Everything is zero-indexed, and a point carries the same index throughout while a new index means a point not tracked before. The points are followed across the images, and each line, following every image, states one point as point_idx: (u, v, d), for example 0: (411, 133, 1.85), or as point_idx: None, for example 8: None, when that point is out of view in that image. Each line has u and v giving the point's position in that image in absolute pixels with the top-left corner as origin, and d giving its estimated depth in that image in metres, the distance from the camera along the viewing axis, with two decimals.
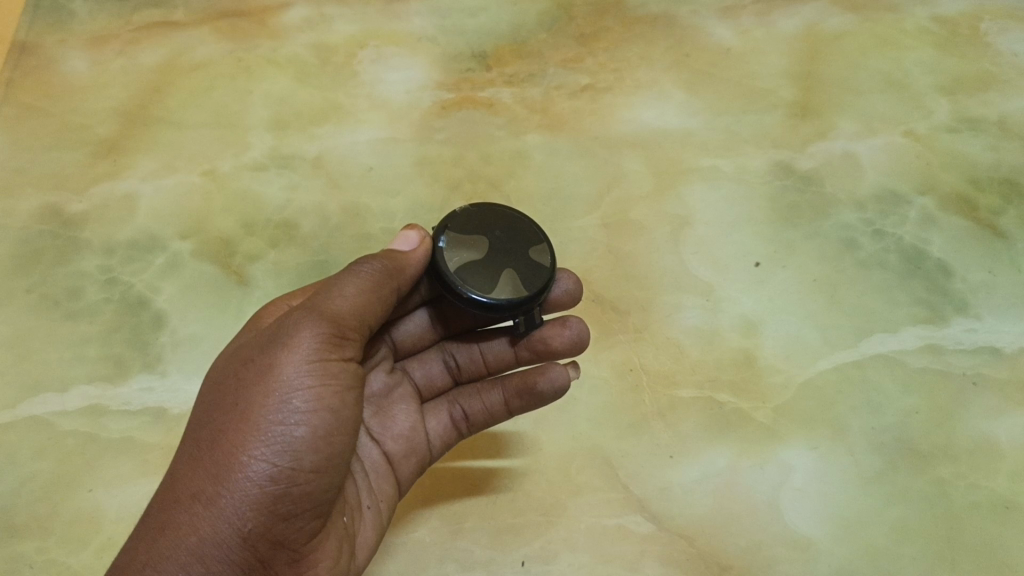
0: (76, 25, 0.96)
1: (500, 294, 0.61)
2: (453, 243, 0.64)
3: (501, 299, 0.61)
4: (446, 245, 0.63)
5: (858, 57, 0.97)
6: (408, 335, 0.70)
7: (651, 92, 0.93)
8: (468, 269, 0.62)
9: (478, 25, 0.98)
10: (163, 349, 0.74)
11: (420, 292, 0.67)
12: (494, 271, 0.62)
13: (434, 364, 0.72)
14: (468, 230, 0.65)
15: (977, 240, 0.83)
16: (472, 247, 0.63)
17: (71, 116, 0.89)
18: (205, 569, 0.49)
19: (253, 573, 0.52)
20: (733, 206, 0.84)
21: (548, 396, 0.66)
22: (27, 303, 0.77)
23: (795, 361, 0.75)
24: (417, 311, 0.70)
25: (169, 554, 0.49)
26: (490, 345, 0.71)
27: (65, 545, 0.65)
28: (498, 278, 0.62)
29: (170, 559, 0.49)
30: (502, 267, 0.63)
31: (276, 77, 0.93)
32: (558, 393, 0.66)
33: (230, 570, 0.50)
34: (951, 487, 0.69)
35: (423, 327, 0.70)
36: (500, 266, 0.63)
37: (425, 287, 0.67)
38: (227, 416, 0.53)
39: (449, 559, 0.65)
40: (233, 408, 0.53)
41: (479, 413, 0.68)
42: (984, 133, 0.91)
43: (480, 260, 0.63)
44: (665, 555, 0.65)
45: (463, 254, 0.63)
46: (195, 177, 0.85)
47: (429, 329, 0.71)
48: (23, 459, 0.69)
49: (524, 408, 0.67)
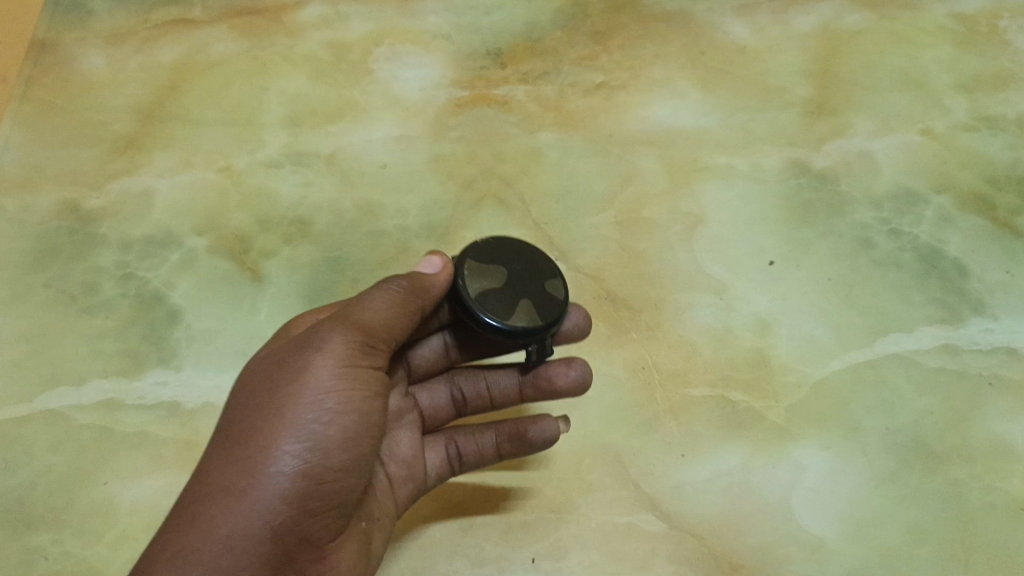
0: (95, 22, 0.97)
1: (515, 322, 0.61)
2: (473, 270, 0.64)
3: (517, 327, 0.61)
4: (468, 272, 0.64)
5: (875, 55, 0.96)
6: (422, 359, 0.71)
7: (666, 90, 0.92)
8: (486, 296, 0.62)
9: (492, 23, 0.98)
10: (178, 343, 0.75)
11: (439, 318, 0.69)
12: (511, 299, 0.63)
13: (441, 392, 0.72)
14: (490, 259, 0.65)
15: (994, 239, 0.82)
16: (492, 276, 0.64)
17: (90, 113, 0.90)
18: (235, 562, 0.49)
19: (279, 569, 0.52)
20: (747, 205, 0.84)
21: (537, 445, 0.67)
22: (45, 298, 0.78)
23: (808, 361, 0.74)
24: (434, 336, 0.71)
25: (197, 546, 0.49)
26: (494, 378, 0.71)
27: (80, 537, 0.66)
28: (513, 307, 0.62)
29: (198, 551, 0.49)
30: (520, 296, 0.63)
31: (292, 75, 0.93)
32: (547, 444, 0.67)
33: (258, 564, 0.50)
34: (966, 488, 0.68)
35: (437, 352, 0.72)
36: (516, 296, 0.63)
37: (445, 313, 0.68)
38: (260, 412, 0.53)
39: (459, 556, 0.65)
40: (267, 405, 0.54)
41: (473, 451, 0.68)
42: (1003, 131, 0.90)
43: (499, 288, 0.63)
44: (676, 554, 0.65)
45: (482, 282, 0.63)
46: (210, 174, 0.86)
47: (443, 354, 0.72)
48: (39, 451, 0.70)
49: (515, 454, 0.68)
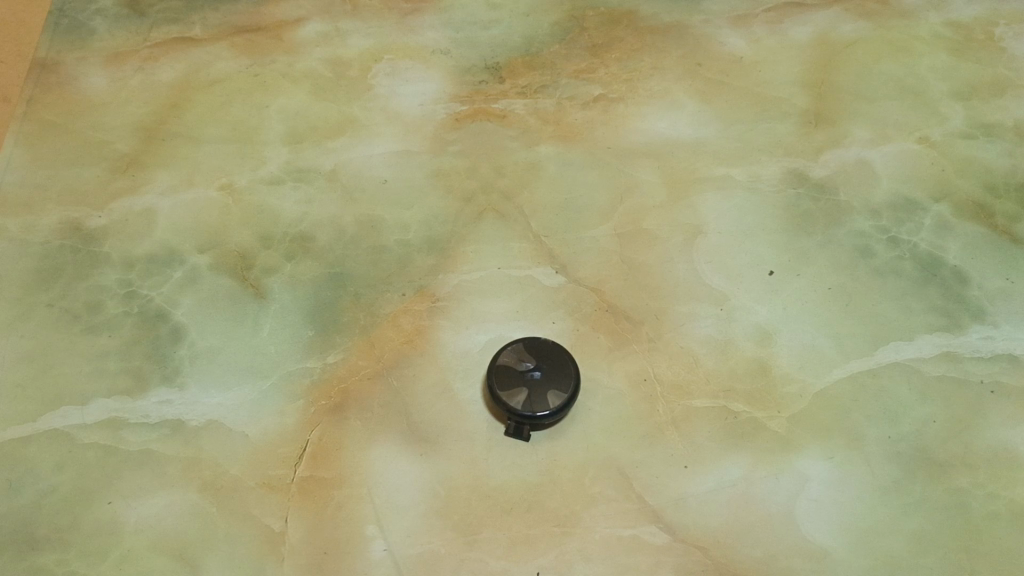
0: (95, 42, 0.98)
1: (555, 402, 0.69)
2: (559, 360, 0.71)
3: (553, 406, 0.69)
4: (554, 355, 0.71)
5: (871, 64, 0.97)
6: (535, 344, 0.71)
7: (663, 101, 0.93)
8: (554, 374, 0.70)
9: (491, 37, 0.99)
10: (182, 361, 0.75)
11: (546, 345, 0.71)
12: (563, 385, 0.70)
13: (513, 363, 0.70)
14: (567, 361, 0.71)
15: (993, 246, 0.82)
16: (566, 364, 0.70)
17: (92, 132, 0.91)
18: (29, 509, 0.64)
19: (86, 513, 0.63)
20: (746, 214, 0.84)
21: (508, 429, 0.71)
22: (48, 317, 0.78)
23: (809, 370, 0.75)
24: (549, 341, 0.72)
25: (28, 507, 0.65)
26: (535, 373, 0.70)
27: (85, 557, 0.66)
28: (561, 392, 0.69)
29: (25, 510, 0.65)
30: (566, 391, 0.69)
31: (292, 92, 0.94)
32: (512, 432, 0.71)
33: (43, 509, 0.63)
34: (970, 497, 0.68)
35: (535, 347, 0.71)
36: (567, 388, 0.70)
37: (551, 348, 0.71)
38: None
39: (464, 570, 0.65)
40: None
41: (505, 421, 0.72)
42: (1000, 138, 0.90)
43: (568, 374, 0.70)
44: (680, 566, 0.65)
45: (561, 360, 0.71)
46: (212, 192, 0.86)
47: (538, 350, 0.71)
48: (44, 471, 0.70)
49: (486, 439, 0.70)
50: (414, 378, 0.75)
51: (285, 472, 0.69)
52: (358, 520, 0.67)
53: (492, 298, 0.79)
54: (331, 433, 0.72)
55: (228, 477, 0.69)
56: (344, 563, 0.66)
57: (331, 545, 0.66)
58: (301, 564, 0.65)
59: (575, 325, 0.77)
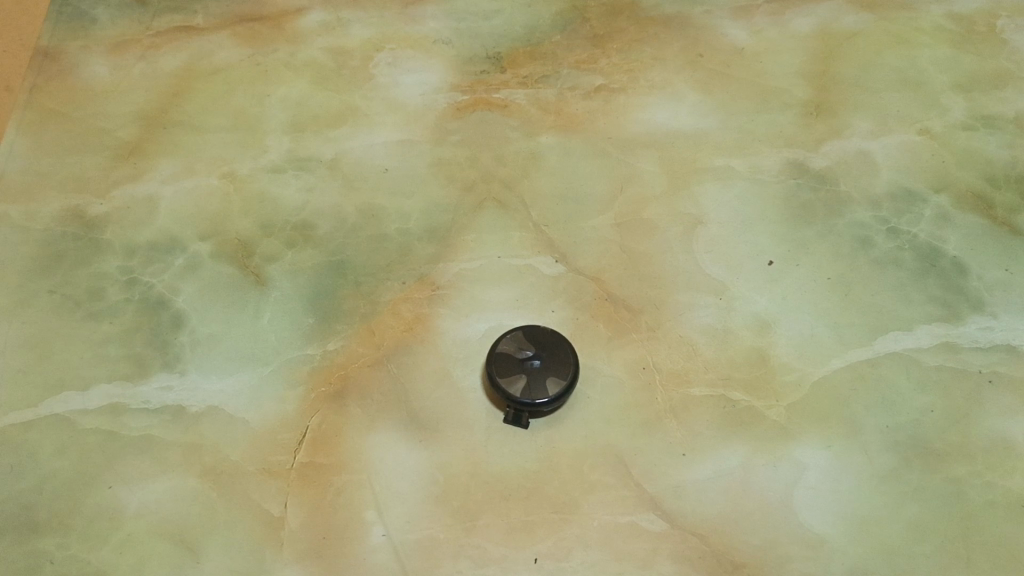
0: (97, 30, 0.98)
1: (554, 390, 0.69)
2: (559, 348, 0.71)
3: (552, 393, 0.69)
4: (553, 344, 0.71)
5: (873, 56, 0.96)
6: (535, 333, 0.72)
7: (665, 92, 0.93)
8: (553, 363, 0.70)
9: (492, 27, 0.99)
10: (183, 348, 0.76)
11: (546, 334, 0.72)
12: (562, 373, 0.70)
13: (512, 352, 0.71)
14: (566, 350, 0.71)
15: (993, 237, 0.82)
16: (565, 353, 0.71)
17: (94, 120, 0.91)
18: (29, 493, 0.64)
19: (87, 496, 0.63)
20: (746, 205, 0.84)
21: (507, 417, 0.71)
22: (50, 304, 0.79)
23: (808, 360, 0.75)
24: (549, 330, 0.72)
25: None
26: (535, 361, 0.70)
27: (86, 541, 0.66)
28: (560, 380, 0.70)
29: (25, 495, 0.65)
30: (565, 379, 0.70)
31: (294, 81, 0.94)
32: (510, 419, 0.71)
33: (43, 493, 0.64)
34: (966, 486, 0.69)
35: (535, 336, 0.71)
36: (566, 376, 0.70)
37: (550, 337, 0.72)
38: None
39: (463, 556, 0.66)
40: None
41: (504, 409, 0.73)
42: (1001, 130, 0.90)
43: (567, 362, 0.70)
44: (677, 553, 0.66)
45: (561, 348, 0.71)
46: (214, 180, 0.87)
47: (538, 338, 0.71)
48: (45, 456, 0.70)
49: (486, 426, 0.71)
50: (414, 365, 0.75)
51: (285, 458, 0.70)
52: (357, 506, 0.68)
53: (492, 287, 0.79)
54: (332, 420, 0.72)
55: (228, 463, 0.70)
56: (343, 548, 0.66)
57: (330, 530, 0.67)
58: (301, 548, 0.66)
59: (574, 314, 0.77)
